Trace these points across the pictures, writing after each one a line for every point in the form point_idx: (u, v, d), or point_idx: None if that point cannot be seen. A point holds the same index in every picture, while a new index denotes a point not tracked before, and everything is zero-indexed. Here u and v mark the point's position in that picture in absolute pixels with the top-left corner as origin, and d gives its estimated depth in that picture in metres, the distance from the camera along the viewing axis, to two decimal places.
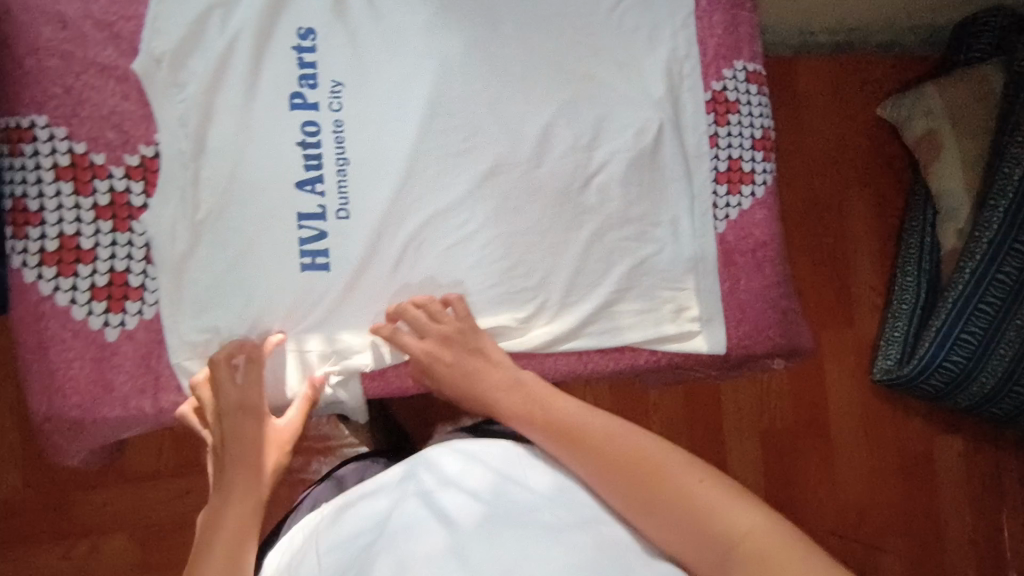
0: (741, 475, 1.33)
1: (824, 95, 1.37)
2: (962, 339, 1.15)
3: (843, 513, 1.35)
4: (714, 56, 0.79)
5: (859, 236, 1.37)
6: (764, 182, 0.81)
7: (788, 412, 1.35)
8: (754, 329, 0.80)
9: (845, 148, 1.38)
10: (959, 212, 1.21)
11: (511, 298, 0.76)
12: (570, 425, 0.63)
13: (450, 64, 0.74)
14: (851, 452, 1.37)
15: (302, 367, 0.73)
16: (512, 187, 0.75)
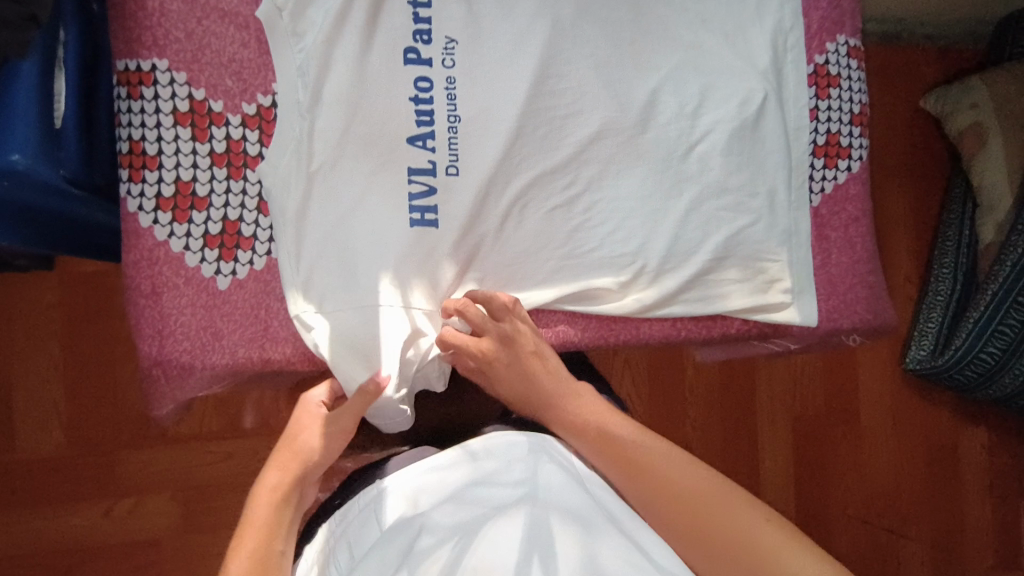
0: (773, 462, 1.31)
1: (880, 82, 1.37)
2: (998, 331, 1.15)
3: (868, 500, 1.34)
4: (818, 29, 0.81)
5: (909, 224, 1.38)
6: (859, 158, 0.82)
7: (822, 399, 1.33)
8: (844, 304, 0.80)
9: (896, 137, 1.38)
10: (998, 205, 1.20)
11: (610, 262, 0.76)
12: (624, 446, 0.64)
13: (562, 26, 0.74)
14: (881, 440, 1.35)
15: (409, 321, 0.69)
16: (617, 151, 0.76)
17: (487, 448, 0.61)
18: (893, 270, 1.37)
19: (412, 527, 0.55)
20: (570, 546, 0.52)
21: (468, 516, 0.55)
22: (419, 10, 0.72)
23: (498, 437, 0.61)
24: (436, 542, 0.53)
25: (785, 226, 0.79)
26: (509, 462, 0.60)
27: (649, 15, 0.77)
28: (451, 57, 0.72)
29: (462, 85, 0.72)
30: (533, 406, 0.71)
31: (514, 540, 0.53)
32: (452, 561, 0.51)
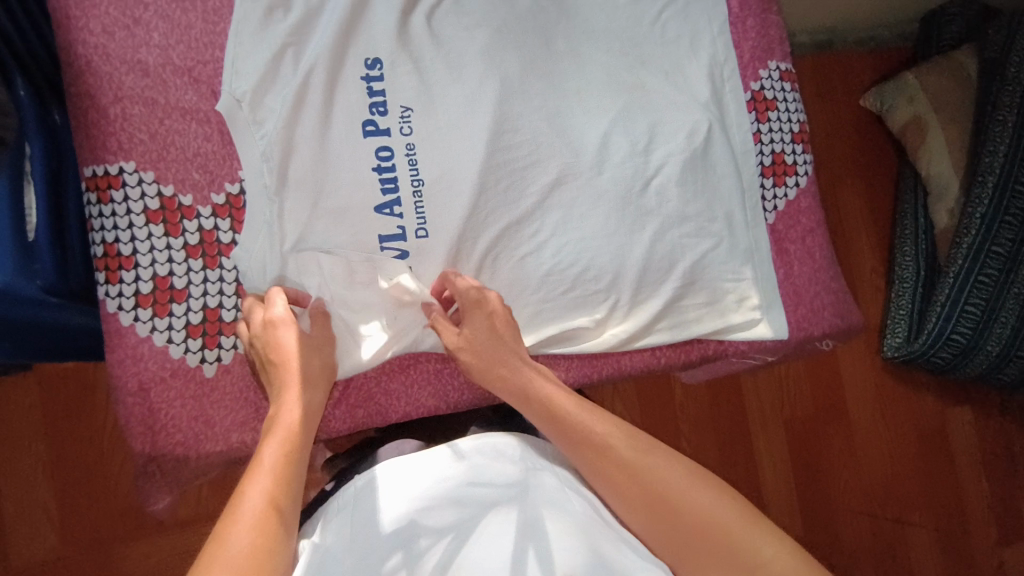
0: (771, 466, 1.33)
1: (813, 91, 1.43)
2: (967, 311, 1.20)
3: (868, 491, 1.36)
4: (749, 58, 0.86)
5: (862, 220, 1.43)
6: (805, 173, 0.86)
7: (808, 400, 1.36)
8: (812, 312, 0.83)
9: (838, 140, 1.44)
10: (949, 192, 1.27)
11: (584, 301, 0.79)
12: (580, 432, 0.63)
13: (511, 83, 0.78)
14: (872, 430, 1.38)
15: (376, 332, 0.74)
16: (578, 194, 0.78)
17: (477, 450, 0.62)
18: (857, 266, 1.42)
19: (410, 531, 0.55)
20: (563, 534, 0.54)
21: (464, 514, 0.56)
22: (373, 84, 0.75)
23: (491, 443, 0.63)
24: (433, 542, 0.54)
25: (746, 244, 0.82)
26: (501, 459, 0.62)
27: (592, 63, 0.81)
28: (408, 124, 0.75)
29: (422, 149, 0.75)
30: (486, 378, 0.70)
31: (507, 535, 0.55)
32: (451, 555, 0.54)
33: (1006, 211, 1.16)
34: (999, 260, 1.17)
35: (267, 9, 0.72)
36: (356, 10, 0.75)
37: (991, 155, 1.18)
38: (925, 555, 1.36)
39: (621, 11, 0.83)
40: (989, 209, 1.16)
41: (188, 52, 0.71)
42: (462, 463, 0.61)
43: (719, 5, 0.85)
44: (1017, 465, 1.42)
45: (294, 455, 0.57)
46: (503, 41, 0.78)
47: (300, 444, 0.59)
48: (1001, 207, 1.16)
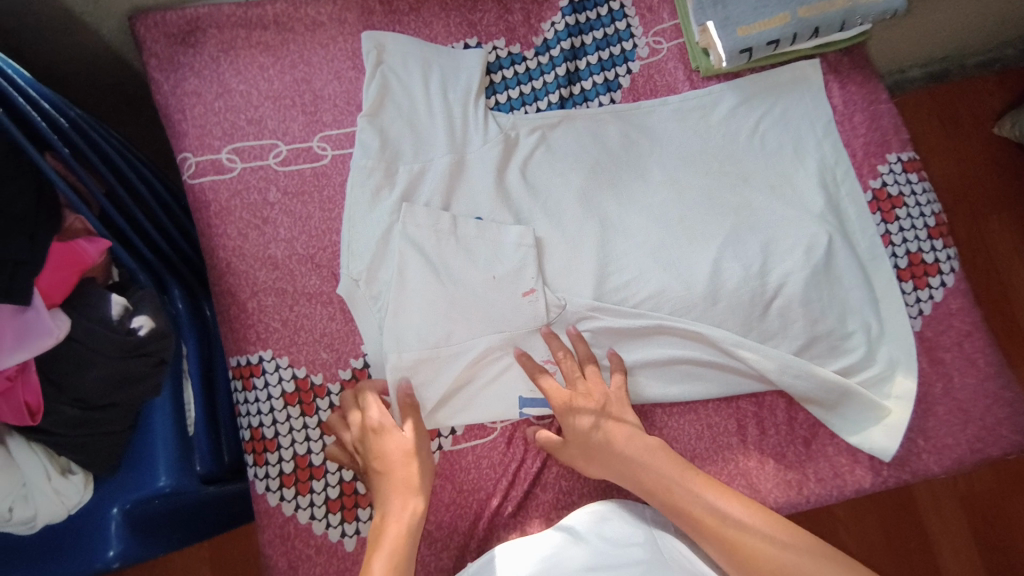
0: (953, 557, 1.13)
1: (933, 128, 1.28)
2: None
3: None
4: (864, 155, 0.80)
5: (1015, 264, 1.23)
6: (951, 270, 0.77)
7: (988, 478, 1.15)
8: (985, 430, 0.73)
9: (977, 175, 1.26)
10: None
11: (659, 355, 0.75)
12: (706, 515, 0.62)
13: (610, 221, 0.78)
14: None
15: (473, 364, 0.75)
16: (695, 328, 0.74)
17: (596, 533, 0.64)
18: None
19: None
20: None
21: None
22: (476, 243, 0.77)
23: (606, 525, 0.65)
24: None
25: (890, 357, 0.75)
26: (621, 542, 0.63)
27: (692, 188, 0.79)
28: (513, 276, 0.76)
29: (528, 299, 0.75)
30: (621, 478, 0.68)
31: None
32: None
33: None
34: None
35: (374, 189, 0.77)
36: (454, 174, 0.79)
37: None
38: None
39: (715, 130, 0.81)
40: None
41: (309, 240, 0.77)
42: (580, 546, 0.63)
43: (820, 106, 0.81)
44: None
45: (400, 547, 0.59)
46: (597, 181, 0.79)
47: (408, 539, 0.60)
48: None
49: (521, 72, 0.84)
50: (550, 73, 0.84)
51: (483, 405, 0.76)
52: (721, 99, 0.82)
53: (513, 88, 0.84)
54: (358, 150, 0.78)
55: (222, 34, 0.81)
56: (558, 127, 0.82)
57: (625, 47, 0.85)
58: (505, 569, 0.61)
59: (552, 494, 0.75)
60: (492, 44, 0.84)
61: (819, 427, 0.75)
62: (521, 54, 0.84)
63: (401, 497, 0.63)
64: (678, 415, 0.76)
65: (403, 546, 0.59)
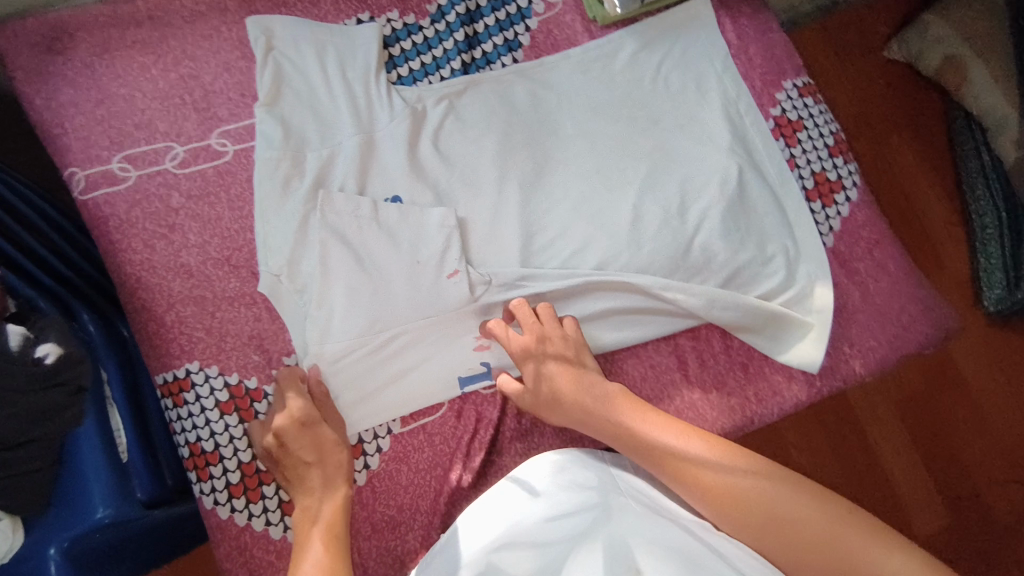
0: (893, 456, 1.22)
1: (829, 54, 1.32)
2: None
3: (1004, 453, 1.24)
4: (762, 85, 0.82)
5: (916, 176, 1.31)
6: (853, 184, 0.82)
7: (914, 376, 1.24)
8: (902, 328, 0.77)
9: (872, 96, 1.32)
10: (1008, 122, 1.15)
11: (590, 311, 0.76)
12: (676, 456, 0.64)
13: (529, 181, 0.79)
14: (993, 392, 1.25)
15: (405, 347, 0.75)
16: (626, 275, 0.75)
17: (555, 483, 0.64)
18: (929, 225, 1.30)
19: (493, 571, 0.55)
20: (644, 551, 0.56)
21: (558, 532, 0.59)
22: (398, 227, 0.77)
23: (565, 474, 0.65)
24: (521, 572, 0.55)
25: (809, 275, 0.78)
26: (578, 488, 0.64)
27: (605, 138, 0.80)
28: (439, 253, 0.76)
29: (453, 280, 0.76)
30: (580, 425, 0.70)
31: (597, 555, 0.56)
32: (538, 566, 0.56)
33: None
34: None
35: (283, 179, 0.75)
36: (365, 155, 0.78)
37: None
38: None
39: (619, 78, 0.82)
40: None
41: (222, 242, 0.74)
42: (541, 499, 0.62)
43: (716, 42, 0.83)
44: None
45: (336, 529, 0.62)
46: (511, 143, 0.79)
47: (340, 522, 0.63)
48: None
49: (418, 42, 0.82)
50: (449, 40, 0.82)
51: (422, 386, 0.75)
52: (621, 46, 0.83)
53: (413, 60, 0.81)
54: (261, 142, 0.76)
55: (92, 37, 0.76)
56: (464, 94, 0.81)
57: (520, 5, 0.83)
58: (474, 537, 0.60)
59: (508, 459, 0.75)
60: (385, 16, 0.82)
61: (754, 352, 0.78)
62: (416, 24, 0.82)
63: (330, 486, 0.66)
64: (620, 360, 0.77)
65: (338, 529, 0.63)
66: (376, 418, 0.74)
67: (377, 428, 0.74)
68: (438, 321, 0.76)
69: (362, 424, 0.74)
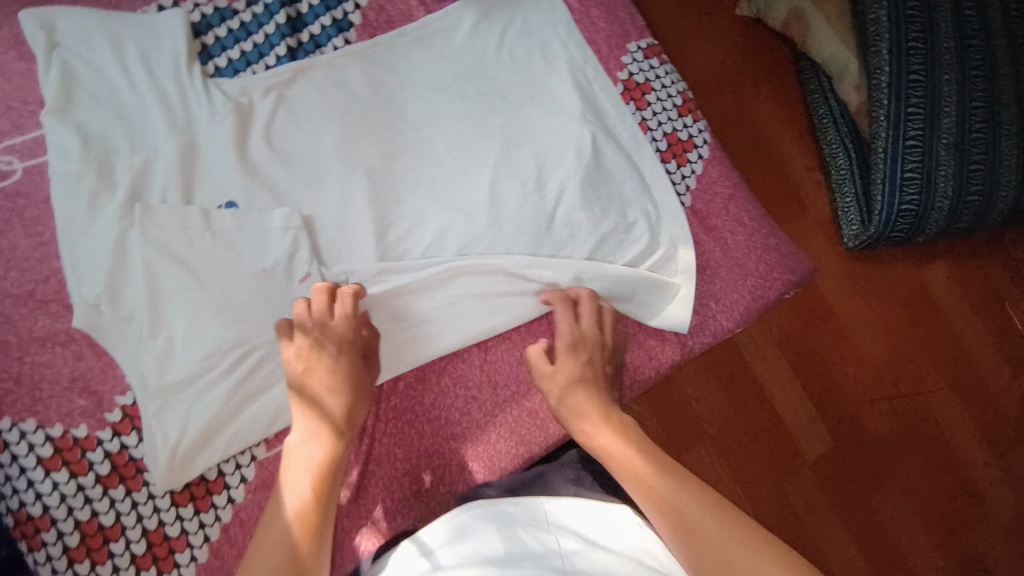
0: (783, 397, 1.26)
1: (684, 16, 1.35)
2: (908, 177, 1.14)
3: (881, 379, 1.30)
4: (607, 49, 0.81)
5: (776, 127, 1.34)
6: (705, 142, 0.82)
7: (790, 316, 1.29)
8: (761, 278, 0.80)
9: (726, 54, 1.35)
10: (849, 68, 1.20)
11: (459, 302, 0.74)
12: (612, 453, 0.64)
13: (377, 171, 0.74)
14: (862, 321, 1.31)
15: (260, 362, 0.68)
16: (489, 257, 0.73)
17: (451, 549, 0.59)
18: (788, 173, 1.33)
19: None
20: None
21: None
22: (236, 235, 0.69)
23: (465, 536, 0.60)
24: None
25: (671, 238, 0.78)
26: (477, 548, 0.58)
27: (452, 118, 0.76)
28: (286, 258, 0.70)
29: (306, 284, 0.70)
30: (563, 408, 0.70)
31: None
32: None
33: (908, 41, 1.13)
34: (920, 120, 1.14)
35: (89, 196, 0.66)
36: (187, 158, 0.69)
37: (875, 24, 1.14)
38: (957, 415, 1.30)
39: (461, 54, 0.78)
40: (891, 74, 1.13)
41: (21, 276, 0.66)
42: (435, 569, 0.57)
43: (557, 8, 0.80)
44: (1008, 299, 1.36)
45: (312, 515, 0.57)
46: (352, 131, 0.74)
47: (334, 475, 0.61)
48: (902, 68, 1.13)
49: (235, 28, 0.73)
50: (270, 24, 0.74)
51: (287, 402, 0.69)
52: (460, 19, 0.78)
53: (231, 48, 0.73)
54: (55, 155, 0.66)
55: None
56: (295, 82, 0.74)
57: None
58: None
59: (389, 466, 0.71)
60: (193, 1, 0.73)
61: (628, 319, 0.78)
62: (230, 8, 0.73)
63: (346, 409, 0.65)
64: (494, 345, 0.76)
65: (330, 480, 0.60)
66: (235, 446, 0.67)
67: (238, 456, 0.68)
68: None
69: (221, 454, 0.67)
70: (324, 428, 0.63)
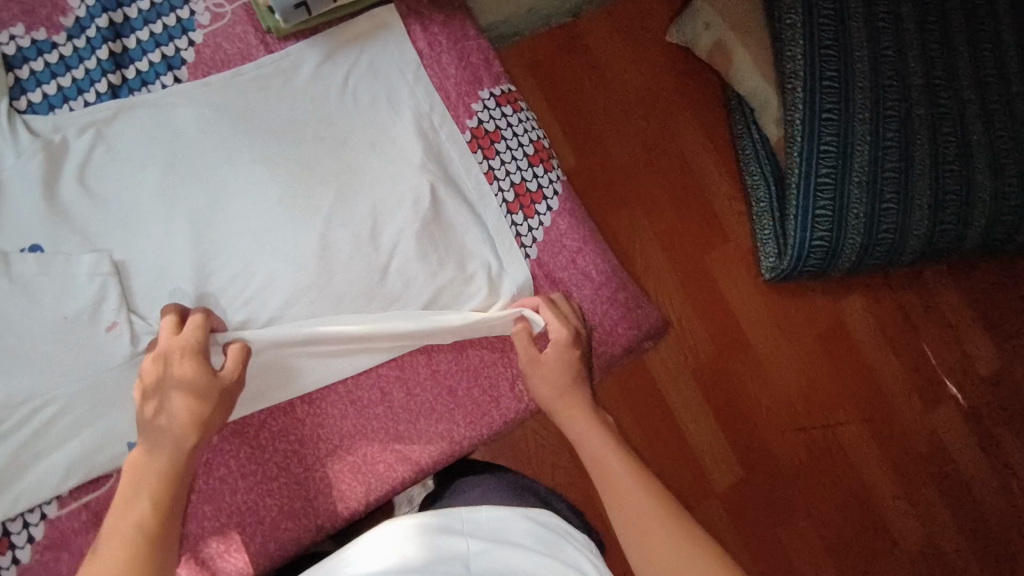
0: (694, 423, 1.27)
1: (611, 39, 1.30)
2: (819, 214, 1.15)
3: (790, 408, 1.32)
4: (457, 96, 0.79)
5: (701, 158, 1.32)
6: (555, 193, 0.81)
7: (705, 344, 1.29)
8: (604, 333, 0.79)
9: (652, 81, 1.31)
10: (769, 103, 1.21)
11: (290, 359, 0.71)
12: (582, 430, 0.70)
13: (200, 216, 0.70)
14: (775, 350, 1.32)
15: (54, 415, 0.65)
16: (312, 309, 0.71)
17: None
18: (713, 205, 1.32)
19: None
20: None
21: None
22: (40, 280, 0.66)
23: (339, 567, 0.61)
24: None
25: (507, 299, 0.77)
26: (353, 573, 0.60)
27: (283, 160, 0.72)
28: (92, 306, 0.67)
29: (113, 334, 0.67)
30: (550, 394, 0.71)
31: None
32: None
33: (822, 80, 1.13)
34: (832, 158, 1.14)
35: None
36: None
37: (792, 62, 1.14)
38: (865, 448, 1.33)
39: (300, 96, 0.75)
40: (804, 113, 1.13)
41: None
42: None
43: (405, 52, 0.78)
44: (919, 330, 1.37)
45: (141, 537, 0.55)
46: (174, 174, 0.70)
47: (172, 511, 0.58)
48: (814, 110, 1.13)
49: (53, 62, 0.71)
50: (91, 59, 0.71)
51: (84, 456, 0.67)
52: (301, 59, 0.76)
53: (48, 83, 0.70)
54: None
55: None
56: (115, 121, 0.71)
57: (181, 15, 0.74)
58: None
59: (196, 525, 0.69)
60: (8, 33, 0.70)
61: (462, 374, 0.76)
62: (49, 41, 0.71)
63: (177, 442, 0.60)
64: (318, 399, 0.74)
65: (168, 515, 0.57)
66: (24, 503, 0.65)
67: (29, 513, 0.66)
68: (94, 383, 0.67)
69: (7, 510, 0.64)
70: (149, 464, 0.59)
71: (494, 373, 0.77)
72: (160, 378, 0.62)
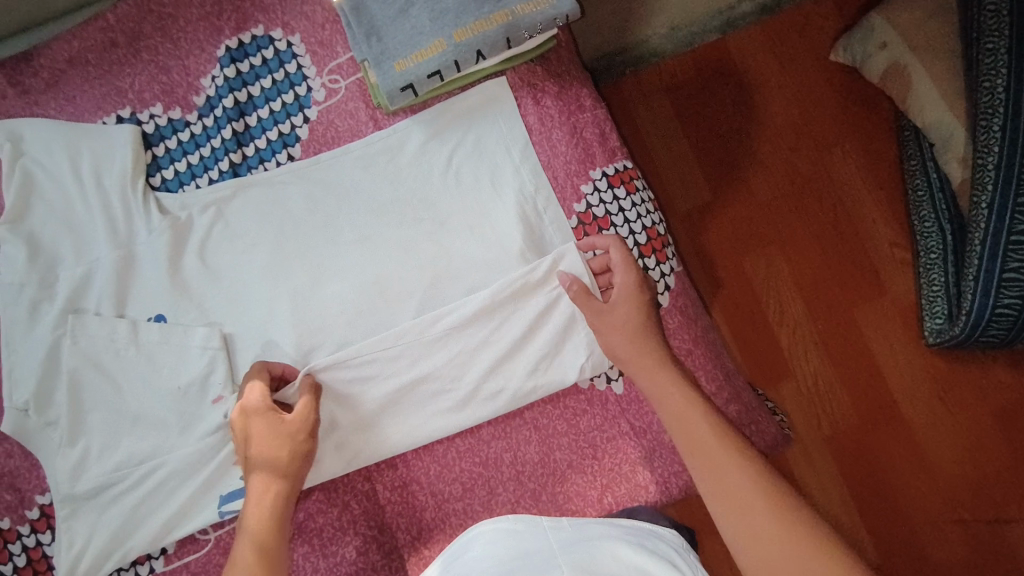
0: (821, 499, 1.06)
1: (763, 52, 1.10)
2: (1008, 278, 0.90)
3: (947, 495, 1.05)
4: (566, 176, 0.73)
5: (862, 195, 1.09)
6: (666, 288, 0.73)
7: (844, 407, 1.07)
8: None
9: (809, 101, 1.10)
10: (954, 139, 0.97)
11: (359, 413, 0.70)
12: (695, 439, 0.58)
13: (302, 295, 0.72)
14: (933, 423, 1.06)
15: (161, 480, 0.69)
16: (377, 362, 0.70)
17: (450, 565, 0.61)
18: (870, 247, 1.09)
19: None
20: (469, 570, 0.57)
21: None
22: (161, 348, 0.71)
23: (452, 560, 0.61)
24: None
25: (572, 309, 0.70)
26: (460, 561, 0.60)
27: (386, 245, 0.72)
28: (202, 378, 0.71)
29: (217, 405, 0.70)
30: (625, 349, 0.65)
31: None
32: None
33: None
34: None
35: (31, 304, 0.70)
36: (122, 271, 0.72)
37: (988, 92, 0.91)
38: None
39: (404, 177, 0.74)
40: (1000, 154, 0.89)
41: None
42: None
43: (514, 128, 0.74)
44: None
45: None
46: (283, 253, 0.72)
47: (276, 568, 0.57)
48: (1015, 151, 0.88)
49: (185, 139, 0.75)
50: (217, 137, 0.75)
51: (186, 518, 0.70)
52: (407, 137, 0.74)
53: (179, 160, 0.75)
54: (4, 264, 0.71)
55: None
56: (234, 198, 0.73)
57: (298, 92, 0.75)
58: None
59: None
60: (149, 112, 0.75)
61: (547, 477, 0.72)
62: (182, 119, 0.75)
63: (264, 498, 0.61)
64: (402, 489, 0.72)
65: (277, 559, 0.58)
66: (134, 552, 0.69)
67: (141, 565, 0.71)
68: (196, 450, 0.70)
69: (120, 559, 0.69)
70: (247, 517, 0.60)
71: (582, 479, 0.72)
72: (243, 446, 0.63)
